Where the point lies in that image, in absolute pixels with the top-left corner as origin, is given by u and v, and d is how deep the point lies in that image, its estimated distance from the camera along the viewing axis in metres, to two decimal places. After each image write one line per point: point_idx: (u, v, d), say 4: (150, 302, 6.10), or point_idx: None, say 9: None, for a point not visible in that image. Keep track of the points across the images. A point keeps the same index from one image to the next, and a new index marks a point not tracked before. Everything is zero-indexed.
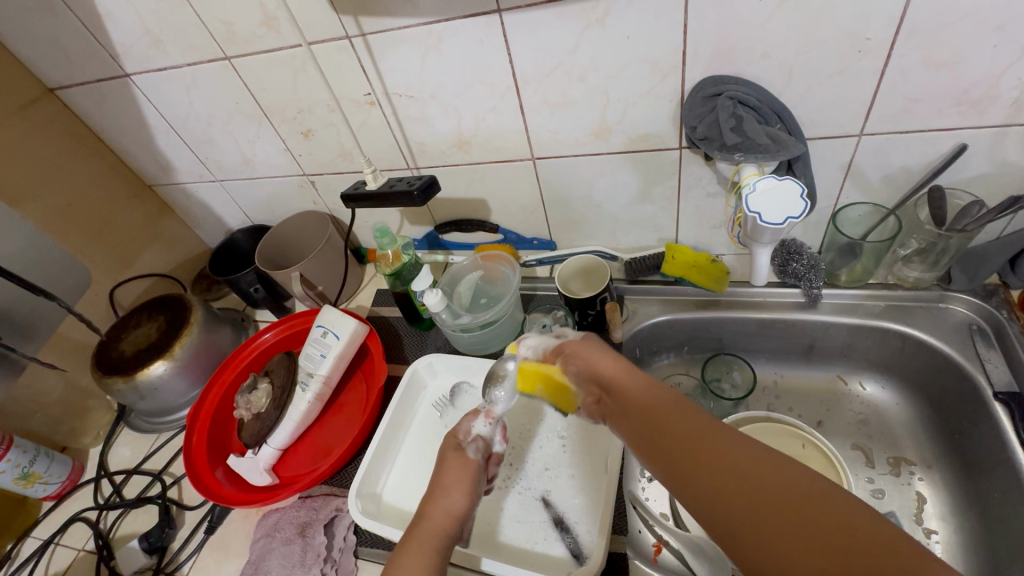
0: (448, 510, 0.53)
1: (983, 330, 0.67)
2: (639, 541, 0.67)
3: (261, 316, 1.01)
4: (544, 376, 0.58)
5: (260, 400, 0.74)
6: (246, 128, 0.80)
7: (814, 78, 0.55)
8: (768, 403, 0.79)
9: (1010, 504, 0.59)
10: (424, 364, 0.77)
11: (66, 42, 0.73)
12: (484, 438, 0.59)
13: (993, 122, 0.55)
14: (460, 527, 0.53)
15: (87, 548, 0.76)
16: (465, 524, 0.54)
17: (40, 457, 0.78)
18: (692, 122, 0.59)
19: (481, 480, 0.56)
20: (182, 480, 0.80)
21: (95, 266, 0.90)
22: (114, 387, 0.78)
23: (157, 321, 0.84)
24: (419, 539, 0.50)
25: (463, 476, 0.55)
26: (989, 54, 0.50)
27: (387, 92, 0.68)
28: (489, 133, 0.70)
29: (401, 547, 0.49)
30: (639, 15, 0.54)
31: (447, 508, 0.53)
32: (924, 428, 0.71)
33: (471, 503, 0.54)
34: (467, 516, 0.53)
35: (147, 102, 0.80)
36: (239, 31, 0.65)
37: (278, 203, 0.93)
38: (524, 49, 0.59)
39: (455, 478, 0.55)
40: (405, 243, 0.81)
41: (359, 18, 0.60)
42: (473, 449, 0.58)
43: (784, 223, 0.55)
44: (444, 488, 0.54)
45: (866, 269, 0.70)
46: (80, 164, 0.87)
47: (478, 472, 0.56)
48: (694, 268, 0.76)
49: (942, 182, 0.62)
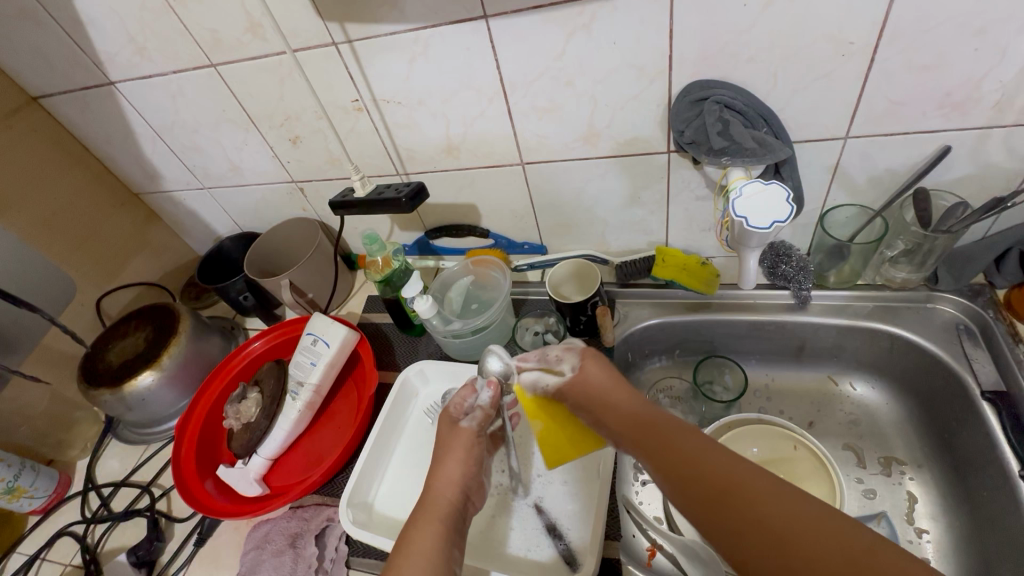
0: (449, 480, 0.55)
1: (971, 329, 0.67)
2: (633, 546, 0.66)
3: (251, 323, 1.00)
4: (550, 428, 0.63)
5: (250, 410, 0.74)
6: (234, 135, 0.79)
7: (799, 84, 0.56)
8: (760, 406, 0.79)
9: (999, 502, 0.59)
10: (414, 371, 0.76)
11: (50, 51, 0.72)
12: (482, 408, 0.61)
13: (976, 124, 0.55)
14: (467, 496, 0.56)
15: (74, 563, 0.75)
16: (470, 492, 0.56)
17: (25, 471, 0.76)
18: (679, 126, 0.59)
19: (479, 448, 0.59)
20: (171, 491, 0.79)
21: (80, 275, 0.89)
22: (101, 399, 0.77)
23: (145, 330, 0.83)
24: (430, 509, 0.52)
25: (458, 445, 0.58)
26: (971, 57, 0.50)
27: (374, 98, 0.68)
28: (478, 140, 0.70)
29: (410, 522, 0.52)
30: (624, 20, 0.54)
31: (448, 477, 0.55)
32: (913, 429, 0.71)
33: (471, 469, 0.57)
34: (469, 483, 0.56)
35: (133, 110, 0.79)
36: (225, 38, 0.65)
37: (266, 210, 0.93)
38: (510, 55, 0.59)
39: (450, 449, 0.58)
40: (396, 249, 0.81)
41: (345, 24, 0.60)
42: (469, 420, 0.60)
43: (771, 227, 0.54)
44: (442, 460, 0.57)
45: (854, 270, 0.71)
46: (65, 174, 0.86)
47: (472, 440, 0.59)
48: (684, 270, 0.77)
49: (927, 183, 0.62)
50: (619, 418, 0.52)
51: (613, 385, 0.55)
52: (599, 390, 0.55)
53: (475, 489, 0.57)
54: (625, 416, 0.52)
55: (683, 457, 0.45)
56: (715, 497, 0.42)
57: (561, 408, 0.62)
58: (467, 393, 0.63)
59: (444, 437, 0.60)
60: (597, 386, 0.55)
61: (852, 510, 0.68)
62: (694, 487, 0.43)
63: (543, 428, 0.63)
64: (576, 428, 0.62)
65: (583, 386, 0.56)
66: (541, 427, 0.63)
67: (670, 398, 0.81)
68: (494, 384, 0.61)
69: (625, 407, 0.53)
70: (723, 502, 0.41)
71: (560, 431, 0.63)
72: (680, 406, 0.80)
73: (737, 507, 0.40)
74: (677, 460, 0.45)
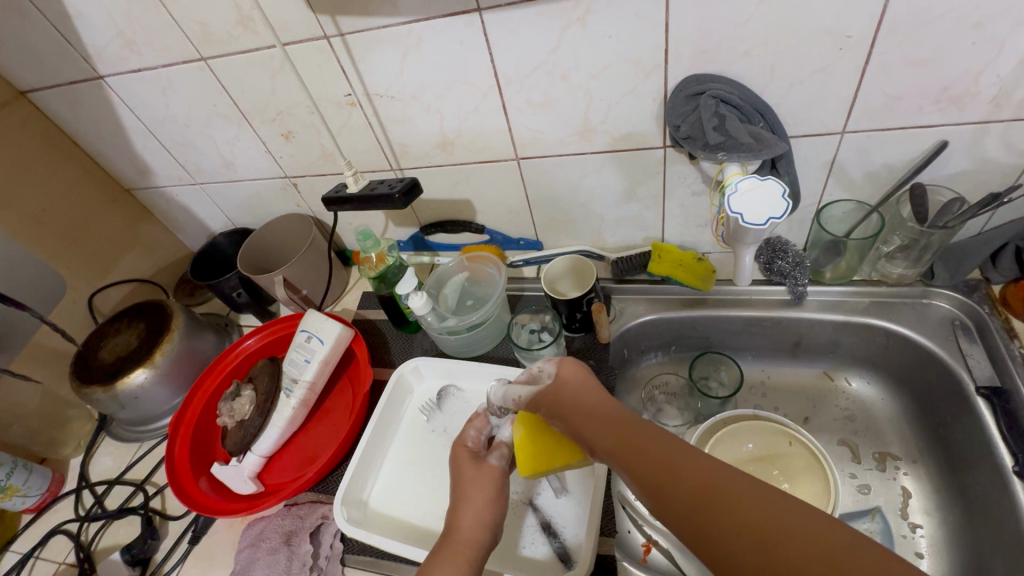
0: (477, 519, 0.54)
1: (966, 325, 0.67)
2: (628, 542, 0.68)
3: (245, 320, 0.99)
4: (540, 436, 0.57)
5: (244, 407, 0.73)
6: (225, 130, 0.78)
7: (796, 77, 0.55)
8: (755, 403, 0.79)
9: (993, 497, 0.59)
10: (409, 368, 0.76)
11: (36, 44, 0.71)
12: (506, 445, 0.60)
13: (973, 118, 0.55)
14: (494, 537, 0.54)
15: (68, 561, 0.75)
16: (497, 533, 0.54)
17: (18, 469, 0.76)
18: (675, 121, 0.59)
19: (505, 488, 0.58)
20: (165, 490, 0.79)
21: (71, 272, 0.88)
22: (93, 397, 0.77)
23: (137, 328, 0.82)
24: (456, 545, 0.51)
25: (488, 485, 0.56)
26: (969, 51, 0.50)
27: (367, 93, 0.67)
28: (472, 135, 0.69)
29: (437, 556, 0.50)
30: (619, 14, 0.53)
31: (475, 517, 0.54)
32: (909, 425, 0.71)
33: (500, 510, 0.55)
34: (496, 524, 0.54)
35: (122, 105, 0.78)
36: (215, 32, 0.64)
37: (258, 206, 0.92)
38: (504, 49, 0.59)
39: (476, 487, 0.56)
40: (390, 246, 0.80)
41: (337, 17, 0.59)
42: (495, 456, 0.59)
43: (766, 224, 0.54)
44: (468, 497, 0.56)
45: (850, 266, 0.71)
46: (54, 169, 0.84)
47: (501, 477, 0.57)
48: (680, 266, 0.76)
49: (923, 178, 0.62)
50: (592, 417, 0.49)
51: (583, 386, 0.52)
52: (570, 389, 0.52)
53: (500, 530, 0.55)
54: (598, 418, 0.48)
55: (655, 454, 0.43)
56: (685, 493, 0.40)
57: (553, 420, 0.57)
58: (481, 425, 0.63)
59: (474, 474, 0.58)
60: (569, 389, 0.52)
61: (846, 505, 0.69)
62: (670, 487, 0.41)
63: (526, 435, 0.57)
64: (558, 439, 0.56)
65: (558, 389, 0.53)
66: (523, 434, 0.57)
67: (665, 394, 0.80)
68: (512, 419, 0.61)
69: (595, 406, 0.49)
70: (701, 505, 0.39)
71: (541, 440, 0.56)
72: (675, 402, 0.79)
73: (710, 506, 0.39)
74: (647, 455, 0.43)
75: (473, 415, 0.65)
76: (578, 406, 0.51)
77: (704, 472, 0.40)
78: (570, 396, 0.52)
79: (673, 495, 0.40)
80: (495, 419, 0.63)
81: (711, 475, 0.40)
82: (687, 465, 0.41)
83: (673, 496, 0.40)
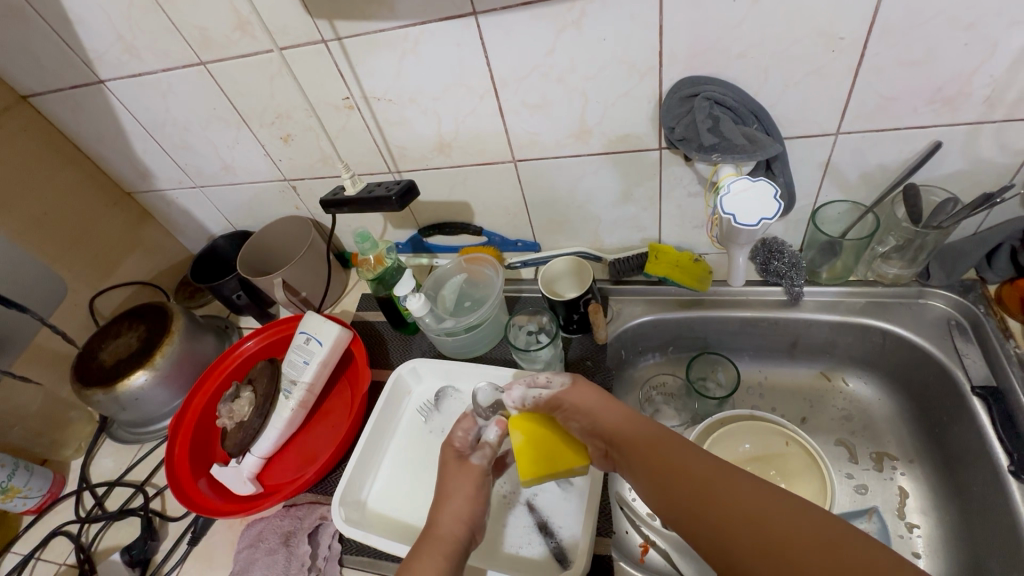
0: (455, 517, 0.55)
1: (962, 325, 0.67)
2: (626, 542, 0.68)
3: (245, 322, 1.00)
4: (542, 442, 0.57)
5: (243, 409, 0.74)
6: (225, 133, 0.79)
7: (790, 79, 0.55)
8: (752, 403, 0.79)
9: (989, 495, 0.59)
10: (408, 369, 0.76)
11: (38, 50, 0.72)
12: (491, 445, 0.60)
13: (966, 119, 0.55)
14: (473, 534, 0.55)
15: (69, 562, 0.75)
16: (475, 530, 0.55)
17: (19, 471, 0.77)
18: (670, 123, 0.59)
19: (486, 486, 0.58)
20: (165, 491, 0.79)
21: (72, 274, 0.89)
22: (94, 398, 0.77)
23: (138, 329, 0.82)
24: (434, 543, 0.53)
25: (467, 483, 0.57)
26: (961, 52, 0.50)
27: (365, 96, 0.68)
28: (470, 137, 0.70)
29: (415, 553, 0.52)
30: (613, 17, 0.54)
31: (454, 514, 0.55)
32: (906, 425, 0.72)
33: (478, 507, 0.56)
34: (475, 522, 0.56)
35: (123, 108, 0.79)
36: (214, 36, 0.65)
37: (258, 209, 0.92)
38: (500, 52, 0.59)
39: (455, 485, 0.57)
40: (388, 247, 0.80)
41: (334, 22, 0.60)
42: (478, 455, 0.60)
43: (759, 225, 0.54)
44: (449, 495, 0.57)
45: (846, 266, 0.71)
46: (55, 173, 0.85)
47: (480, 476, 0.58)
48: (677, 267, 0.76)
49: (917, 179, 0.62)
50: (609, 428, 0.53)
51: (595, 401, 0.54)
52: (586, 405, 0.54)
53: (480, 527, 0.56)
54: (614, 428, 0.52)
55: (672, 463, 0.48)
56: (698, 497, 0.45)
57: (551, 423, 0.58)
58: (469, 426, 0.62)
59: (454, 471, 0.59)
60: (585, 404, 0.54)
61: (843, 505, 0.69)
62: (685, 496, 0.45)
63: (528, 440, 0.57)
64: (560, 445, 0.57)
65: (572, 400, 0.55)
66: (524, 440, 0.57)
67: (663, 395, 0.81)
68: (501, 420, 0.61)
69: (610, 418, 0.53)
70: (715, 508, 0.44)
71: (543, 445, 0.57)
72: (673, 403, 0.79)
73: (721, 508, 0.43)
74: (663, 464, 0.48)
75: (461, 414, 0.64)
76: (594, 419, 0.54)
77: (715, 477, 0.45)
78: (584, 410, 0.54)
79: (686, 500, 0.45)
80: (483, 419, 0.63)
81: (727, 478, 0.45)
82: (701, 472, 0.46)
83: (688, 501, 0.45)
